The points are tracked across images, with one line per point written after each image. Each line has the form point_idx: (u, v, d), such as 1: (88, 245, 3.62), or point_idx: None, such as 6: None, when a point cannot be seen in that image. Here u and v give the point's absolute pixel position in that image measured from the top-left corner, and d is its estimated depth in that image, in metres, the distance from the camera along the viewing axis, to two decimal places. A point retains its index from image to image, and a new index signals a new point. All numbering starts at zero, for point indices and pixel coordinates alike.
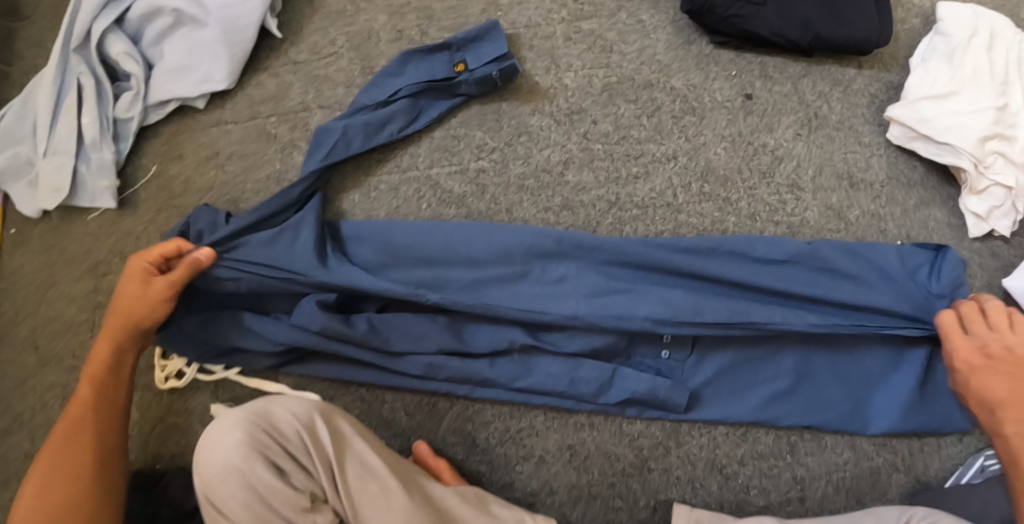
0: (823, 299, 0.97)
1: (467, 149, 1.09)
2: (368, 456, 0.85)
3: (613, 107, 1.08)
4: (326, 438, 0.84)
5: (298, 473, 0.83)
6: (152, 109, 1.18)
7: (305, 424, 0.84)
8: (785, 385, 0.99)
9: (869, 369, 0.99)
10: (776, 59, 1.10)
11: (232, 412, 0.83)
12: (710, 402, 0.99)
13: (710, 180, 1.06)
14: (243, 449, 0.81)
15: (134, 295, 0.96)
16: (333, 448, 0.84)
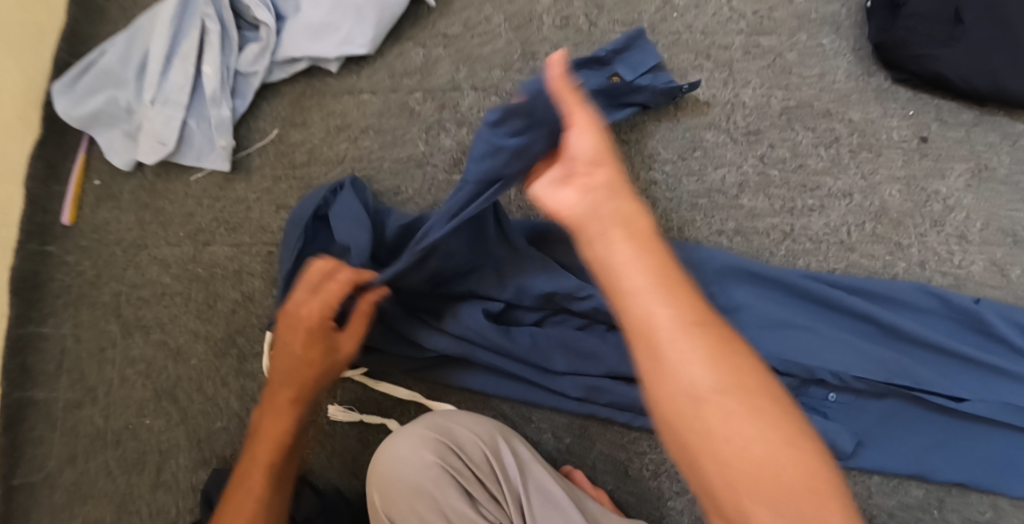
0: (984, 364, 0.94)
1: (635, 158, 1.02)
2: (556, 490, 0.77)
3: (790, 132, 1.03)
4: (511, 462, 0.78)
5: (484, 502, 0.77)
6: (278, 66, 1.06)
7: (492, 448, 0.78)
8: (947, 440, 0.96)
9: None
10: (950, 104, 1.07)
11: (416, 428, 0.78)
12: (869, 448, 0.97)
13: (883, 221, 1.02)
14: (431, 469, 0.75)
15: (309, 343, 0.81)
16: (518, 473, 0.78)
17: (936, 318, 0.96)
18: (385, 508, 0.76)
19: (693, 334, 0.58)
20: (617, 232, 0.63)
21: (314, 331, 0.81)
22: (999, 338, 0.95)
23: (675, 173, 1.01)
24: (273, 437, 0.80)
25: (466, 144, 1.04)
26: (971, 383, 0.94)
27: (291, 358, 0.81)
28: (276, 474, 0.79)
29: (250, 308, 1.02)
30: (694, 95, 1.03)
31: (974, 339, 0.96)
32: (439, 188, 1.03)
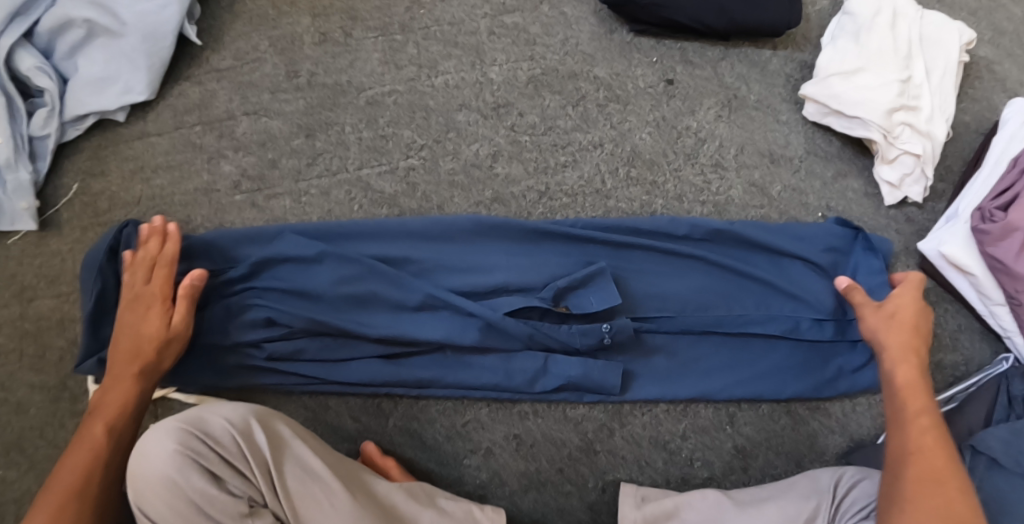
0: (753, 285, 1.02)
1: (393, 147, 1.08)
2: (308, 460, 0.86)
3: (539, 98, 1.10)
4: (262, 441, 0.85)
5: (235, 480, 0.83)
6: (69, 125, 1.14)
7: (241, 433, 0.85)
8: (722, 359, 1.02)
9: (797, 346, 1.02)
10: (694, 44, 1.13)
11: (169, 423, 0.83)
12: (645, 378, 1.01)
13: (637, 165, 1.08)
14: (174, 459, 0.81)
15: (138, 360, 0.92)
16: (270, 451, 0.85)
17: (706, 243, 1.03)
18: (140, 502, 0.81)
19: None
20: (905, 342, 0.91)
21: (135, 356, 0.92)
22: (760, 254, 1.03)
23: (435, 158, 1.08)
24: (88, 447, 0.85)
25: (245, 166, 1.11)
26: (744, 297, 1.01)
27: (122, 391, 0.90)
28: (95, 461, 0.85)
29: (76, 351, 1.11)
30: (444, 83, 1.11)
31: (742, 258, 1.03)
32: (224, 210, 1.10)
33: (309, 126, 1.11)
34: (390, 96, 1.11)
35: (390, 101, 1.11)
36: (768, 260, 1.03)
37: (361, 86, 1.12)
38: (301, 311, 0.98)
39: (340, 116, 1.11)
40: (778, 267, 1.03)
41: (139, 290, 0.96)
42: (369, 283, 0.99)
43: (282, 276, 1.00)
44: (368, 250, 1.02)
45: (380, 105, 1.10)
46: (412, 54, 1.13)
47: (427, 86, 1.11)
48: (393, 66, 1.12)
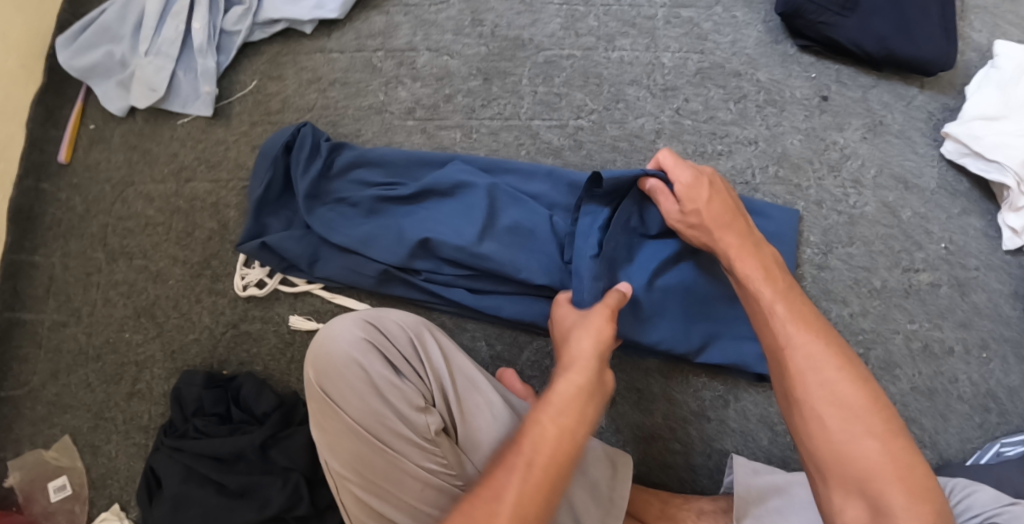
0: (860, 299, 1.13)
1: (562, 105, 1.16)
2: (468, 368, 0.92)
3: (704, 89, 1.18)
4: (435, 348, 0.91)
5: (409, 376, 0.89)
6: (258, 28, 1.19)
7: (416, 334, 0.91)
8: None
9: (892, 357, 1.12)
10: (849, 69, 1.21)
11: (351, 313, 0.90)
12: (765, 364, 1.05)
13: (784, 165, 1.16)
14: (361, 345, 0.87)
15: None
16: (441, 357, 0.90)
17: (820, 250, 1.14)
18: (322, 382, 0.86)
19: (822, 336, 0.84)
20: (704, 200, 0.96)
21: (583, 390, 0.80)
22: (871, 267, 1.14)
23: (602, 125, 1.16)
24: None
25: (420, 95, 1.18)
26: (852, 300, 1.13)
27: None
28: None
29: (225, 236, 1.16)
30: (618, 58, 1.19)
31: (857, 269, 1.14)
32: (394, 130, 1.17)
33: (486, 72, 1.18)
34: (567, 60, 1.19)
35: (567, 64, 1.18)
36: (877, 278, 1.14)
37: (541, 45, 1.19)
38: (457, 236, 1.04)
39: (517, 68, 1.18)
40: (881, 290, 1.14)
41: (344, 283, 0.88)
42: (524, 224, 1.05)
43: (445, 201, 1.08)
44: (528, 192, 1.08)
45: (557, 65, 1.18)
46: (591, 25, 1.20)
47: (601, 57, 1.19)
48: (573, 32, 1.20)
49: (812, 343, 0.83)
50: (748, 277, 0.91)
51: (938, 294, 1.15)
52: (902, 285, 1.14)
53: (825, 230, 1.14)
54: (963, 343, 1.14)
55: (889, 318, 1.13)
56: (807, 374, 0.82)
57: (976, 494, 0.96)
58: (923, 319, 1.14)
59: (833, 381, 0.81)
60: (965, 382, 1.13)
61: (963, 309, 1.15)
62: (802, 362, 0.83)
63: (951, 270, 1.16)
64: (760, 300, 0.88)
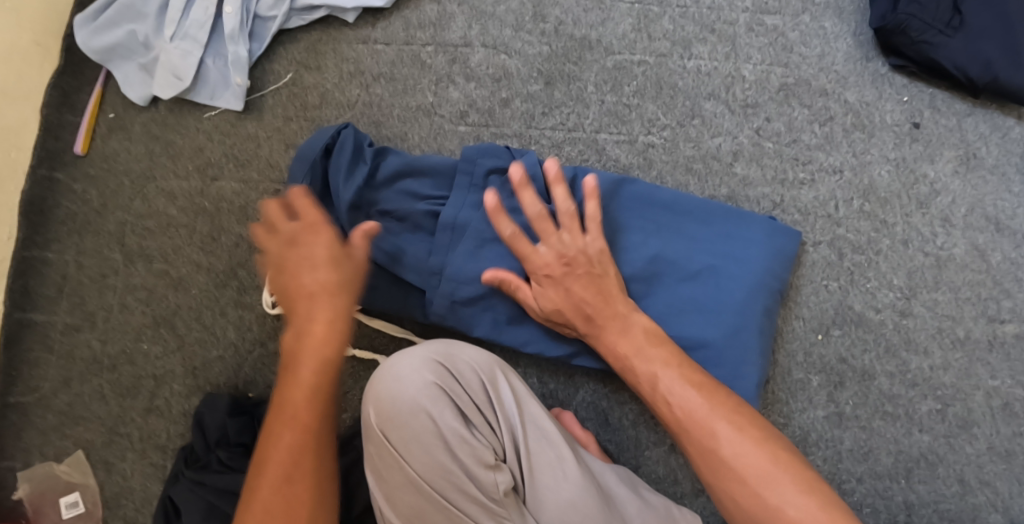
0: (941, 350, 1.04)
1: (632, 118, 1.05)
2: (545, 422, 0.82)
3: (787, 108, 1.07)
4: (507, 396, 0.81)
5: (480, 427, 0.80)
6: (296, 14, 1.07)
7: (491, 380, 0.82)
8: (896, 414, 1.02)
9: (971, 415, 1.04)
10: (944, 93, 1.10)
11: (420, 351, 0.82)
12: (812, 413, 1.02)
13: (870, 199, 1.05)
14: (429, 389, 0.79)
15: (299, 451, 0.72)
16: (514, 407, 0.81)
17: (903, 293, 1.04)
18: (385, 428, 0.78)
19: (722, 415, 0.77)
20: (577, 273, 0.88)
21: (302, 423, 0.72)
22: (954, 316, 1.05)
23: (675, 144, 1.05)
24: (268, 491, 0.70)
25: (473, 97, 1.07)
26: (933, 349, 1.04)
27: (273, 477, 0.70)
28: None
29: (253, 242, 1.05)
30: (694, 68, 1.07)
31: (940, 316, 1.05)
32: (444, 135, 1.06)
33: (549, 75, 1.07)
34: (638, 66, 1.07)
35: (638, 71, 1.07)
36: (960, 327, 1.05)
37: (610, 48, 1.08)
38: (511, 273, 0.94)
39: (584, 73, 1.07)
40: (963, 342, 1.05)
41: (342, 261, 0.80)
42: None
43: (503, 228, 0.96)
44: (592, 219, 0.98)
45: (627, 72, 1.07)
46: (666, 29, 1.08)
47: (677, 65, 1.07)
48: (646, 36, 1.08)
49: (693, 398, 0.78)
50: (647, 374, 0.83)
51: None
52: (986, 337, 1.05)
53: (911, 272, 1.05)
54: None
55: (969, 370, 1.05)
56: (693, 433, 0.77)
57: None
58: (1007, 374, 1.05)
59: (743, 463, 0.74)
60: None
61: None
62: (711, 451, 0.75)
63: None
64: (638, 374, 0.84)
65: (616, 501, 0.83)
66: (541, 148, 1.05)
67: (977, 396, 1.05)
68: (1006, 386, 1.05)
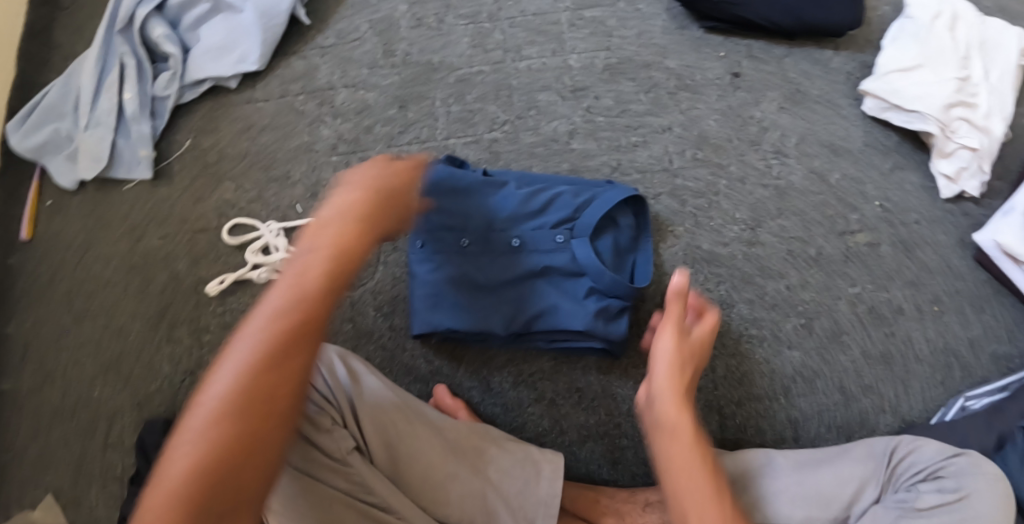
0: (799, 270, 1.10)
1: (476, 118, 1.19)
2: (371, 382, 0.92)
3: (614, 84, 1.18)
4: (342, 373, 0.91)
5: (317, 400, 0.89)
6: (188, 89, 1.25)
7: (321, 359, 0.92)
8: (762, 334, 1.08)
9: (841, 324, 1.08)
10: (761, 43, 1.20)
11: None
12: None
13: (703, 147, 1.14)
14: None
15: (301, 335, 0.70)
16: (349, 382, 0.91)
17: (746, 226, 1.11)
18: None
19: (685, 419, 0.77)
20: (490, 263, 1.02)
21: (291, 311, 0.70)
22: (806, 236, 1.11)
23: (518, 134, 1.17)
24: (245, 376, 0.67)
25: (342, 131, 1.22)
26: (790, 266, 1.10)
27: (231, 363, 0.68)
28: (230, 406, 0.66)
29: (176, 286, 1.21)
30: (526, 66, 1.21)
31: (790, 238, 1.11)
32: (321, 168, 1.21)
33: (402, 99, 1.22)
34: (478, 76, 1.21)
35: (478, 80, 1.21)
36: (814, 246, 1.11)
37: (451, 66, 1.22)
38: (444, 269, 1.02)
39: (431, 91, 1.21)
40: (816, 259, 1.10)
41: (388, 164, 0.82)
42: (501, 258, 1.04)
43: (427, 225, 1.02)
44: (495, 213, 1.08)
45: (468, 83, 1.21)
46: (498, 40, 1.23)
47: (511, 68, 1.21)
48: (481, 49, 1.22)
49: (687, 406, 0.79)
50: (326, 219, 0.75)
51: (880, 255, 1.11)
52: (840, 251, 1.11)
53: (754, 205, 1.12)
54: (912, 302, 1.10)
55: (830, 282, 1.10)
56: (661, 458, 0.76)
57: (919, 448, 0.94)
58: (868, 281, 1.10)
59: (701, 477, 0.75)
60: (920, 341, 1.10)
61: (909, 266, 1.11)
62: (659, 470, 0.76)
63: (891, 228, 1.12)
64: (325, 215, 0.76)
65: (466, 450, 0.92)
66: (402, 161, 1.19)
67: (846, 307, 1.09)
68: (871, 292, 1.10)
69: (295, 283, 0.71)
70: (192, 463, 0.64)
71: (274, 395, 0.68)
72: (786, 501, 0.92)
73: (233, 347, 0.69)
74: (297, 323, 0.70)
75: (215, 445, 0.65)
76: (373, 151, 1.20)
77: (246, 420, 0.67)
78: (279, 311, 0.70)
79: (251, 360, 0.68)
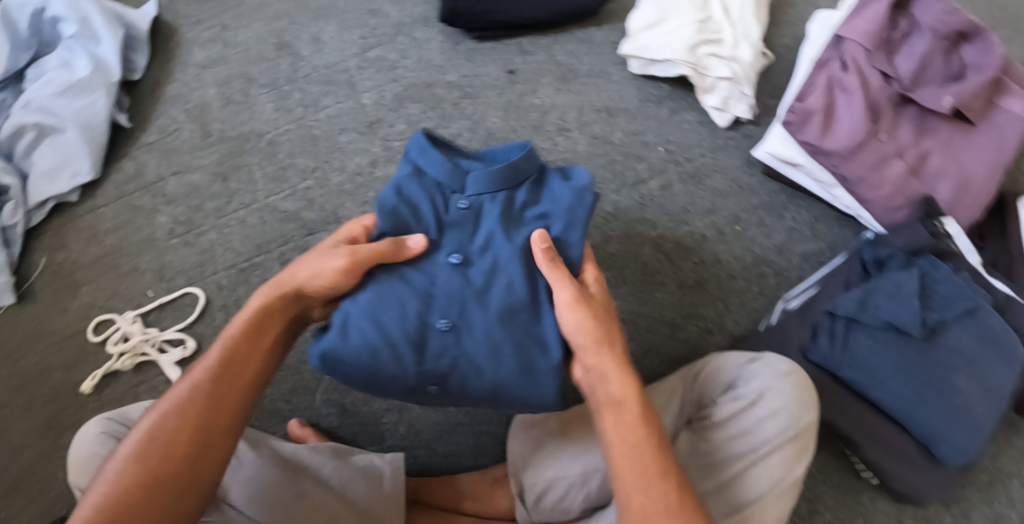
0: (603, 227, 1.17)
1: (290, 171, 1.29)
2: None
3: (404, 109, 1.28)
4: None
5: None
6: (33, 212, 1.32)
7: None
8: None
9: (651, 263, 1.15)
10: (528, 37, 1.31)
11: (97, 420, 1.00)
12: None
13: (491, 143, 1.23)
14: (102, 437, 0.96)
15: (213, 385, 0.83)
16: None
17: None
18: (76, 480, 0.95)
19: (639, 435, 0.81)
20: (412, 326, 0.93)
21: (210, 379, 0.83)
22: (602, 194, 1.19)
23: (329, 175, 1.27)
24: (192, 417, 0.80)
25: (178, 215, 1.31)
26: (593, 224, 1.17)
27: (201, 394, 0.82)
28: (181, 450, 0.79)
29: (57, 395, 1.23)
30: (326, 114, 1.31)
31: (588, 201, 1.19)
32: (163, 254, 1.30)
33: (223, 172, 1.32)
34: (285, 134, 1.31)
35: (285, 138, 1.31)
36: (611, 201, 1.18)
37: (261, 132, 1.33)
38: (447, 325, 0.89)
39: (248, 159, 1.31)
40: (616, 212, 1.18)
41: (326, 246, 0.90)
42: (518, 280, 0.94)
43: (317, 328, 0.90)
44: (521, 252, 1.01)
45: (277, 143, 1.31)
46: (298, 98, 1.34)
47: (312, 120, 1.31)
48: (285, 110, 1.33)
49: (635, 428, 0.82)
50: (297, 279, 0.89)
51: (672, 194, 1.19)
52: (635, 200, 1.18)
53: None
54: (714, 227, 1.17)
55: (633, 228, 1.17)
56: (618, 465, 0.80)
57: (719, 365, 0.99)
58: (668, 219, 1.17)
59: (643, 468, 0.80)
60: (730, 260, 1.16)
61: (702, 196, 1.19)
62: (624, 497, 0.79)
63: (678, 168, 1.20)
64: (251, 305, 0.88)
65: (309, 467, 0.99)
66: (234, 227, 1.28)
67: (652, 246, 1.16)
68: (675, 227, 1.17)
69: (223, 370, 0.84)
70: (133, 480, 0.77)
71: (214, 434, 0.81)
72: (602, 444, 0.98)
73: (174, 395, 0.81)
74: (227, 393, 0.83)
75: (139, 481, 0.77)
76: (207, 225, 1.29)
77: (181, 465, 0.79)
78: (200, 375, 0.83)
79: (198, 403, 0.81)
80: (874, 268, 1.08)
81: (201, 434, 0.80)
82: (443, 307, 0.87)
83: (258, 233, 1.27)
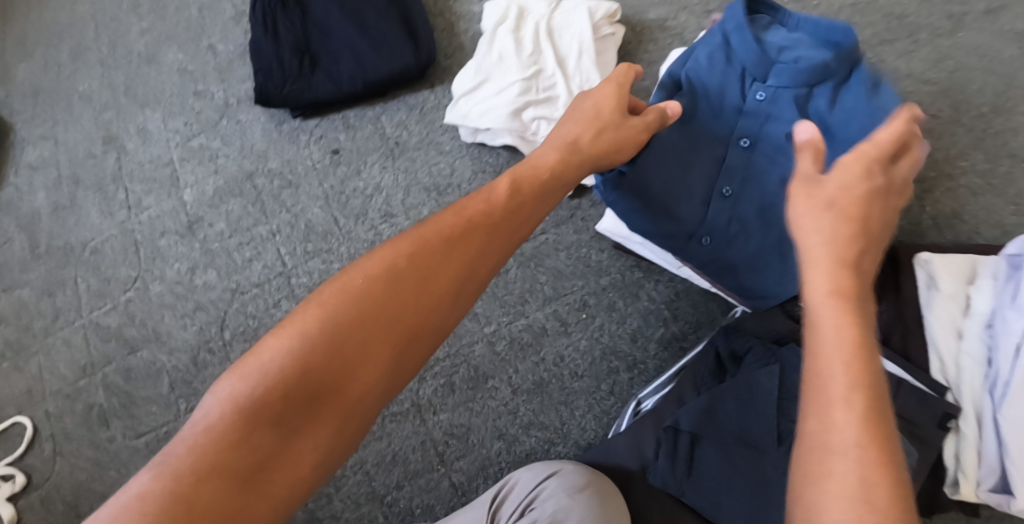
0: None
1: (112, 284, 1.18)
2: None
3: (225, 205, 1.18)
4: None
5: None
6: None
7: None
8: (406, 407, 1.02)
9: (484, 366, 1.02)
10: (354, 109, 1.18)
11: None
12: None
13: (313, 239, 1.14)
14: None
15: (355, 394, 0.61)
16: None
17: None
18: None
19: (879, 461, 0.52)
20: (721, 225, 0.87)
21: (342, 370, 0.61)
22: None
23: (151, 286, 1.17)
24: (245, 421, 0.58)
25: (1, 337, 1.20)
26: None
27: (323, 365, 0.61)
28: (251, 468, 0.57)
29: None
30: (148, 217, 1.20)
31: None
32: None
33: (45, 287, 1.20)
34: (107, 241, 1.20)
35: (107, 245, 1.20)
36: None
37: (83, 239, 1.21)
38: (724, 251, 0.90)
39: (70, 271, 1.20)
40: None
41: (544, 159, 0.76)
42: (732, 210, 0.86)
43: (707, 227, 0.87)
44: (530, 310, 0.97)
45: (100, 252, 1.20)
46: (122, 199, 1.22)
47: (133, 224, 1.21)
48: (107, 213, 1.22)
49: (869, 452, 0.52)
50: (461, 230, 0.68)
51: (509, 280, 1.04)
52: None
53: None
54: (556, 316, 1.02)
55: (465, 323, 1.03)
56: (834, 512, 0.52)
57: (520, 482, 0.89)
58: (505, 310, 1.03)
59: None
60: (575, 354, 1.01)
61: (542, 281, 1.04)
62: None
63: (514, 248, 1.05)
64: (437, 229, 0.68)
65: None
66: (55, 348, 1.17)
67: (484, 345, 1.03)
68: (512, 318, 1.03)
69: (409, 325, 0.64)
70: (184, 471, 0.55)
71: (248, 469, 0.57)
72: None
73: (319, 353, 0.61)
74: (356, 390, 0.61)
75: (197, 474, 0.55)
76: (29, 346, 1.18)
77: (242, 484, 0.56)
78: (366, 324, 0.62)
79: (323, 390, 0.60)
80: (731, 364, 0.91)
81: (256, 463, 0.57)
82: (728, 176, 0.85)
83: (80, 355, 1.16)
